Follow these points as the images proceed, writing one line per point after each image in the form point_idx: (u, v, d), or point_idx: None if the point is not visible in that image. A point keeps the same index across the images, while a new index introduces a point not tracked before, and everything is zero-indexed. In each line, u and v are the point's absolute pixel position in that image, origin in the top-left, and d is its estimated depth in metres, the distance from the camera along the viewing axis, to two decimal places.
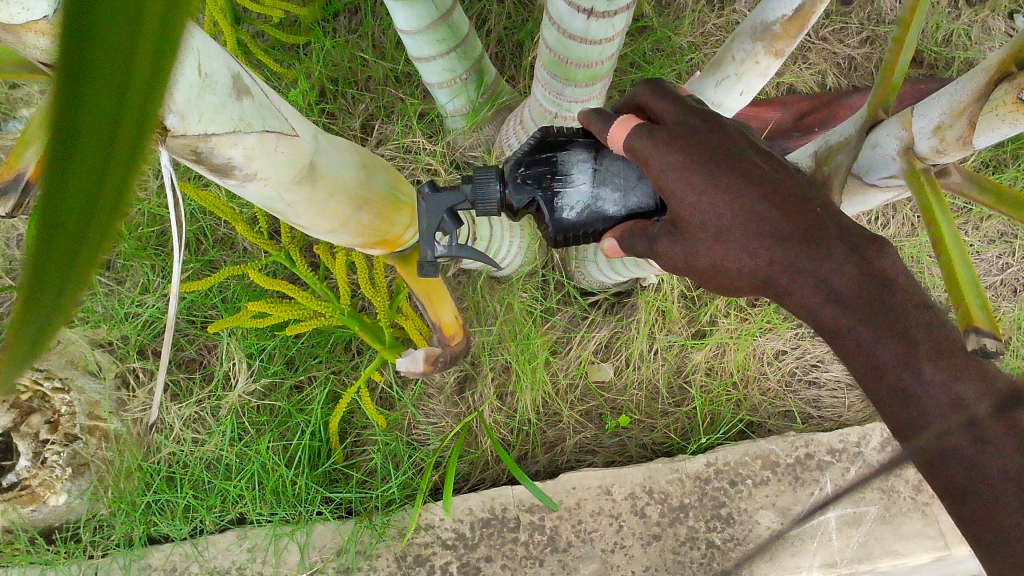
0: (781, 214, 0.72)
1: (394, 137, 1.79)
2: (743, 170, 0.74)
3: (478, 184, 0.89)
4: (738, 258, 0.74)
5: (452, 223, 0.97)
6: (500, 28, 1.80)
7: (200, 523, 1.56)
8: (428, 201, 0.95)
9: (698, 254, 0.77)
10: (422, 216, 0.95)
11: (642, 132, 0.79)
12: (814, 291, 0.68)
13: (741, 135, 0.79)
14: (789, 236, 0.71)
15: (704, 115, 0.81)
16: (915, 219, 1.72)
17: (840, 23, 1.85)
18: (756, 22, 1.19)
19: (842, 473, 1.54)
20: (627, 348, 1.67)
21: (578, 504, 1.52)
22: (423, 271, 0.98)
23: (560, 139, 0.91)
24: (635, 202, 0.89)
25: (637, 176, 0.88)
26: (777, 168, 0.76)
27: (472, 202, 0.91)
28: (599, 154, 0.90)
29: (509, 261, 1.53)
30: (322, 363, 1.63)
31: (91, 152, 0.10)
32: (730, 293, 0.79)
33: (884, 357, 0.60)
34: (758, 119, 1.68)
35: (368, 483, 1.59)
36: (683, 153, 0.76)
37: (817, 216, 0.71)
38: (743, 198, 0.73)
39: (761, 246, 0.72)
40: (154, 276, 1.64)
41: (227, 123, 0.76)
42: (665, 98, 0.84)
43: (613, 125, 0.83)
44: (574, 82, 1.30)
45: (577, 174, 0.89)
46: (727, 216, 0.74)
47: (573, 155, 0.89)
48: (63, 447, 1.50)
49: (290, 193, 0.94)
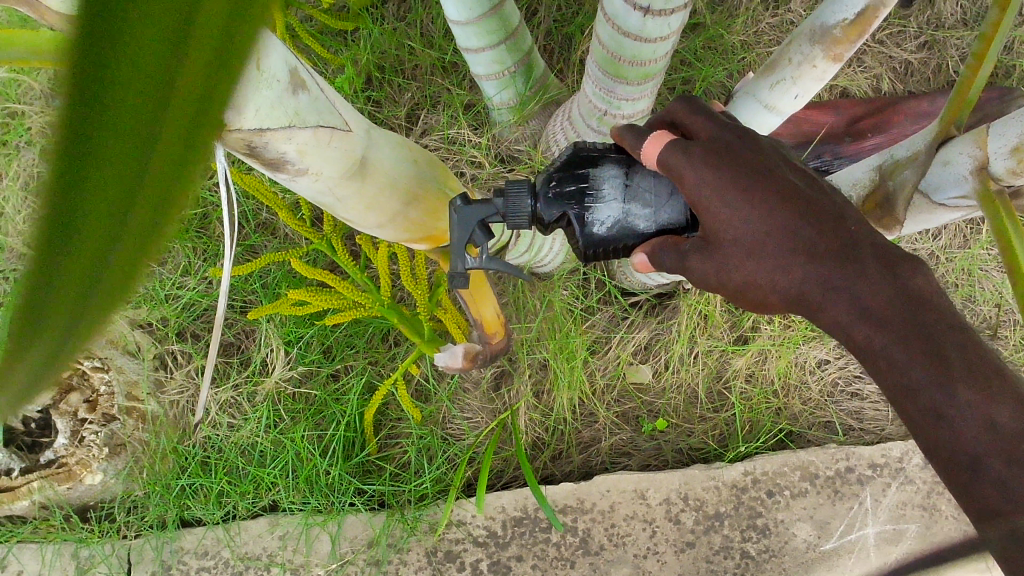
0: (815, 230, 0.69)
1: (439, 127, 1.78)
2: (777, 186, 0.72)
3: (510, 196, 0.87)
4: (771, 273, 0.72)
5: (484, 236, 0.94)
6: (550, 20, 1.77)
7: (232, 508, 1.56)
8: (460, 213, 0.92)
9: (730, 269, 0.74)
10: (453, 228, 0.93)
11: (675, 148, 0.76)
12: (846, 310, 0.66)
13: (774, 149, 0.76)
14: (821, 252, 0.68)
15: (740, 130, 0.78)
16: (968, 231, 1.68)
17: (898, 27, 1.79)
18: (816, 24, 1.15)
19: (883, 488, 1.52)
20: (667, 351, 1.65)
21: (611, 507, 1.50)
22: (453, 284, 0.95)
23: (591, 155, 0.88)
24: (665, 218, 0.87)
25: (668, 193, 0.86)
26: (813, 184, 0.73)
27: (503, 215, 0.89)
28: (631, 169, 0.87)
29: (551, 257, 1.51)
30: (359, 353, 1.62)
31: (124, 77, 0.13)
32: (763, 309, 0.76)
33: (916, 378, 0.60)
34: (809, 122, 1.65)
35: (401, 476, 1.59)
36: (715, 169, 0.73)
37: (852, 231, 0.69)
38: (776, 215, 0.71)
39: (795, 260, 0.70)
40: (196, 259, 1.64)
41: (282, 118, 0.75)
42: (699, 113, 0.80)
43: (646, 139, 0.80)
44: (626, 80, 1.27)
45: (608, 189, 0.86)
46: (760, 233, 0.71)
47: (604, 171, 0.87)
48: (100, 427, 1.53)
49: (340, 188, 0.92)
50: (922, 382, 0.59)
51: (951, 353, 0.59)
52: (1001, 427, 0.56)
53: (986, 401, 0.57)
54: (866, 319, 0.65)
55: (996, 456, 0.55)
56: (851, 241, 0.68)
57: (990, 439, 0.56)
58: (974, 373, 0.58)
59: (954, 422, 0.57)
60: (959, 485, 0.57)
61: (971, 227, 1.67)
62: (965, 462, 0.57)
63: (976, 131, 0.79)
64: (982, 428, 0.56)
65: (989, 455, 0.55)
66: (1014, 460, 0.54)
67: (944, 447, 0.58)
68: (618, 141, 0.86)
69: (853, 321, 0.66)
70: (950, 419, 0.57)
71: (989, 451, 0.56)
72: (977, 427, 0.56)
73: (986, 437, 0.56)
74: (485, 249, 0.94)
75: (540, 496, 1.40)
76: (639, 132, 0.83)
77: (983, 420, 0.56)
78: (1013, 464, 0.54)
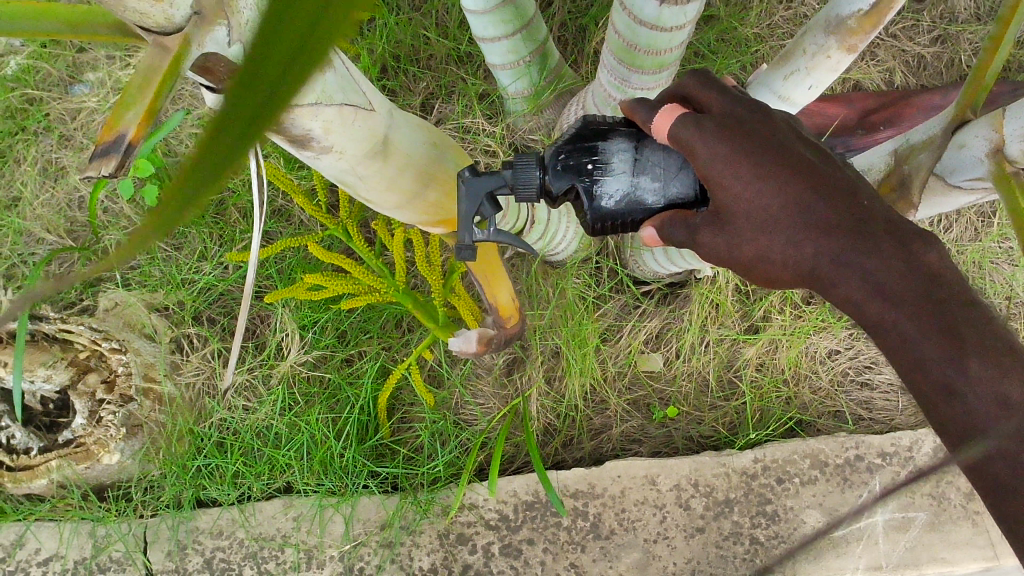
0: (827, 205, 0.70)
1: (453, 117, 1.80)
2: (790, 162, 0.73)
3: (520, 169, 0.89)
4: (784, 248, 0.72)
5: (491, 208, 0.97)
6: (564, 11, 1.79)
7: (247, 489, 1.59)
8: (469, 184, 0.95)
9: (742, 243, 0.76)
10: (461, 199, 0.95)
11: (686, 120, 0.77)
12: (858, 286, 0.66)
13: (787, 125, 0.77)
14: (834, 227, 0.68)
15: (752, 106, 0.79)
16: (979, 223, 1.69)
17: (911, 21, 1.80)
18: (831, 15, 1.15)
19: (892, 476, 1.53)
20: (678, 340, 1.67)
21: (622, 492, 1.52)
22: (460, 255, 0.98)
23: (602, 129, 0.90)
24: (675, 192, 0.87)
25: (677, 166, 0.87)
26: (827, 161, 0.73)
27: (513, 188, 0.91)
28: (640, 144, 0.88)
29: (564, 245, 1.52)
30: (373, 338, 1.64)
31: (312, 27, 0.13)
32: (774, 285, 0.77)
33: (931, 356, 0.59)
34: (822, 115, 1.66)
35: (414, 459, 1.61)
36: (729, 143, 0.75)
37: (866, 209, 0.69)
38: (788, 189, 0.71)
39: (806, 235, 0.70)
40: (212, 244, 1.67)
41: (309, 95, 0.76)
42: (712, 88, 0.81)
43: (658, 114, 0.82)
44: (641, 69, 1.29)
45: (617, 162, 0.88)
46: (772, 207, 0.72)
47: (614, 144, 0.88)
48: (119, 408, 1.50)
49: (362, 166, 0.94)
50: (935, 357, 0.59)
51: (964, 330, 0.56)
52: (1012, 401, 0.51)
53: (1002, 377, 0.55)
54: (878, 295, 0.64)
55: (1005, 430, 0.51)
56: (865, 218, 0.68)
57: (999, 412, 0.52)
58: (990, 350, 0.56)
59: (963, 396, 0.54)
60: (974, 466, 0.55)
61: (983, 220, 1.68)
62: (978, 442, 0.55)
63: (992, 115, 0.80)
64: (991, 403, 0.52)
65: None
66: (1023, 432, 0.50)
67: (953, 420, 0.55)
68: (629, 115, 0.88)
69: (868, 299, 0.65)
70: (963, 396, 0.56)
71: (996, 422, 0.52)
72: (987, 401, 0.52)
73: None
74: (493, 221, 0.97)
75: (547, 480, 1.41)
76: (651, 106, 0.85)
77: None
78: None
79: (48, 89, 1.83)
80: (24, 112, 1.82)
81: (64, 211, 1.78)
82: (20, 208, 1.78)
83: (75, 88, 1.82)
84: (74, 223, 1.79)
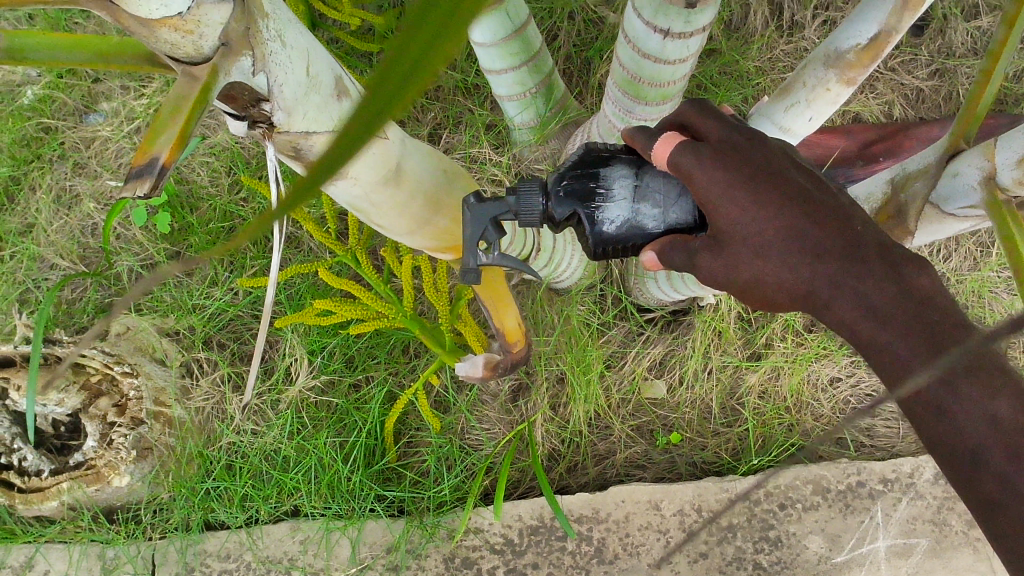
0: (821, 230, 0.72)
1: (461, 147, 1.84)
2: (784, 188, 0.75)
3: (522, 196, 0.93)
4: (779, 272, 0.74)
5: (495, 233, 1.00)
6: (569, 45, 1.83)
7: (255, 512, 1.61)
8: (473, 211, 0.98)
9: (739, 267, 0.77)
10: (467, 225, 0.98)
11: (685, 148, 0.80)
12: (854, 308, 0.68)
13: (781, 152, 0.80)
14: (827, 251, 0.71)
15: (747, 133, 0.82)
16: (978, 253, 1.71)
17: (909, 55, 1.84)
18: (830, 49, 1.19)
19: (894, 503, 1.54)
20: (681, 367, 1.69)
21: (626, 517, 1.53)
22: (466, 279, 1.03)
23: (603, 155, 0.93)
24: (673, 218, 0.90)
25: (677, 193, 0.90)
26: (820, 187, 0.76)
27: (516, 213, 0.94)
28: (640, 170, 0.91)
29: (569, 273, 1.55)
30: (380, 364, 1.66)
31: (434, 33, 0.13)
32: (770, 308, 0.79)
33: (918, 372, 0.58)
34: (822, 146, 1.69)
35: (420, 484, 1.63)
36: (725, 170, 0.77)
37: (858, 232, 0.71)
38: (784, 214, 0.73)
39: (800, 259, 0.72)
40: (223, 270, 1.70)
41: (327, 122, 0.80)
42: (708, 115, 0.84)
43: (658, 141, 0.85)
44: (645, 101, 1.32)
45: (618, 189, 0.91)
46: (768, 232, 0.74)
47: (615, 171, 0.91)
48: (130, 430, 1.51)
49: (375, 192, 0.97)
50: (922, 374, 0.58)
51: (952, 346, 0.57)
52: (1001, 419, 0.54)
53: (988, 395, 0.54)
54: (870, 317, 0.67)
55: (995, 446, 0.53)
56: (857, 242, 0.70)
57: (991, 432, 0.54)
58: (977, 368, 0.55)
59: (957, 416, 0.55)
60: (962, 479, 0.55)
61: (981, 250, 1.70)
62: (967, 457, 0.55)
63: (983, 143, 0.83)
64: (984, 422, 0.54)
65: (991, 445, 0.54)
66: (1014, 452, 0.53)
67: (947, 440, 0.56)
68: (628, 142, 0.91)
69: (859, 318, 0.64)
70: (952, 413, 0.56)
71: (990, 442, 0.54)
72: (981, 420, 0.54)
73: (987, 429, 0.54)
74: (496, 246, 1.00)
75: (555, 503, 1.43)
76: (649, 133, 0.88)
77: (984, 413, 0.54)
78: (1013, 456, 0.53)
79: (63, 118, 1.87)
80: (39, 141, 1.86)
81: (78, 237, 1.81)
82: (35, 234, 1.81)
83: (90, 117, 1.86)
84: (86, 249, 1.82)
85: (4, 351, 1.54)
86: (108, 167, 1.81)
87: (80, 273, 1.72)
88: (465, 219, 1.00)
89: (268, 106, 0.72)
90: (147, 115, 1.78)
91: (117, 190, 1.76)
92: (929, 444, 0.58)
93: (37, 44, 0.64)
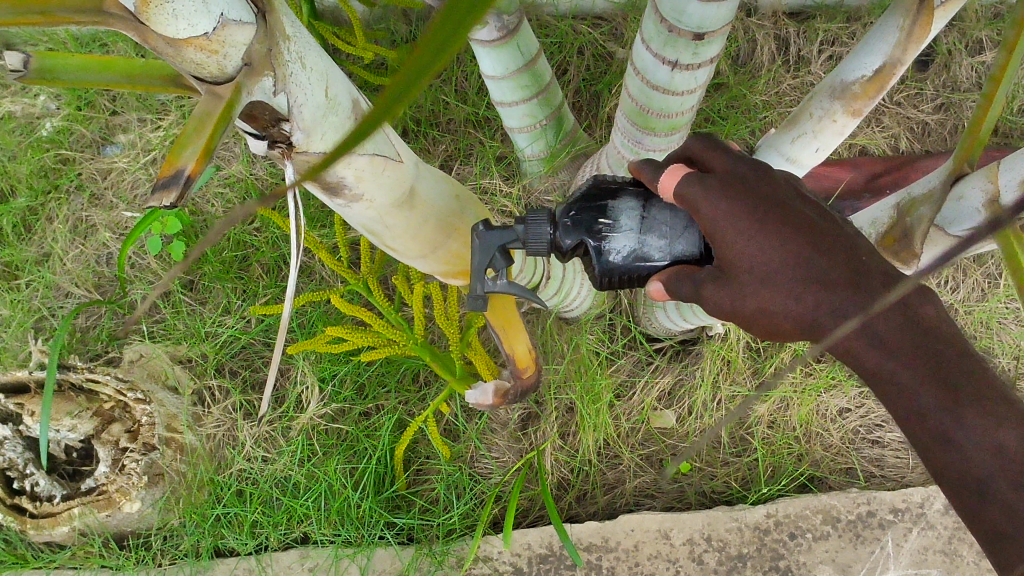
0: (828, 259, 0.72)
1: (472, 178, 1.86)
2: (790, 219, 0.75)
3: (530, 224, 0.94)
4: (786, 302, 0.74)
5: (503, 260, 1.01)
6: (579, 79, 1.86)
7: (264, 540, 1.62)
8: (482, 237, 0.99)
9: (743, 297, 0.78)
10: (475, 252, 1.00)
11: (691, 179, 0.81)
12: None
13: (785, 183, 0.81)
14: (834, 280, 0.71)
15: (752, 164, 0.83)
16: (986, 285, 1.72)
17: (915, 89, 1.87)
18: (836, 81, 1.20)
19: (904, 533, 1.53)
20: (690, 397, 1.70)
21: (635, 546, 1.53)
22: (471, 303, 1.03)
23: (611, 187, 0.95)
24: (679, 251, 0.91)
25: (684, 225, 0.91)
26: (826, 218, 0.76)
27: (524, 241, 0.95)
28: (648, 203, 0.93)
29: (577, 303, 1.56)
30: (390, 393, 1.67)
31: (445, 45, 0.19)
32: (774, 337, 0.79)
33: (927, 404, 0.57)
34: (829, 178, 1.70)
35: (430, 511, 1.64)
36: (730, 202, 0.78)
37: (864, 263, 0.72)
38: (791, 244, 0.74)
39: (806, 289, 0.72)
40: (236, 298, 1.71)
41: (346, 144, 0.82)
42: (713, 147, 0.86)
43: (663, 173, 0.87)
44: (653, 131, 1.34)
45: (625, 220, 0.92)
46: (774, 261, 0.75)
47: (623, 204, 0.93)
48: (142, 456, 1.50)
49: (389, 216, 0.99)
50: (931, 406, 0.57)
51: (960, 378, 0.56)
52: (1008, 451, 0.53)
53: (993, 426, 0.54)
54: None
55: (1001, 478, 0.53)
56: (861, 271, 0.71)
57: (998, 465, 0.53)
58: (987, 399, 0.55)
59: (960, 443, 0.55)
60: (967, 508, 0.55)
61: (989, 281, 1.71)
62: (972, 486, 0.55)
63: (986, 168, 0.87)
64: (989, 453, 0.54)
65: (998, 478, 0.53)
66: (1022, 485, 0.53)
67: (952, 470, 0.56)
68: (635, 174, 0.92)
69: (861, 346, 0.63)
70: (958, 443, 0.55)
71: (998, 475, 0.53)
72: (985, 450, 0.54)
73: (994, 460, 0.54)
74: (504, 274, 1.02)
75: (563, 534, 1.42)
76: (656, 166, 0.90)
77: (991, 444, 0.54)
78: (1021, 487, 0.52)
79: (81, 149, 1.90)
80: (56, 172, 1.88)
81: (93, 265, 1.83)
82: (51, 263, 1.83)
83: (107, 149, 1.89)
84: (101, 278, 1.85)
85: (19, 377, 1.54)
86: (124, 198, 1.84)
87: (95, 300, 1.74)
88: (474, 247, 1.01)
89: (286, 126, 0.74)
90: (163, 146, 1.81)
91: (133, 221, 1.79)
92: (935, 473, 0.57)
93: (65, 66, 0.65)
